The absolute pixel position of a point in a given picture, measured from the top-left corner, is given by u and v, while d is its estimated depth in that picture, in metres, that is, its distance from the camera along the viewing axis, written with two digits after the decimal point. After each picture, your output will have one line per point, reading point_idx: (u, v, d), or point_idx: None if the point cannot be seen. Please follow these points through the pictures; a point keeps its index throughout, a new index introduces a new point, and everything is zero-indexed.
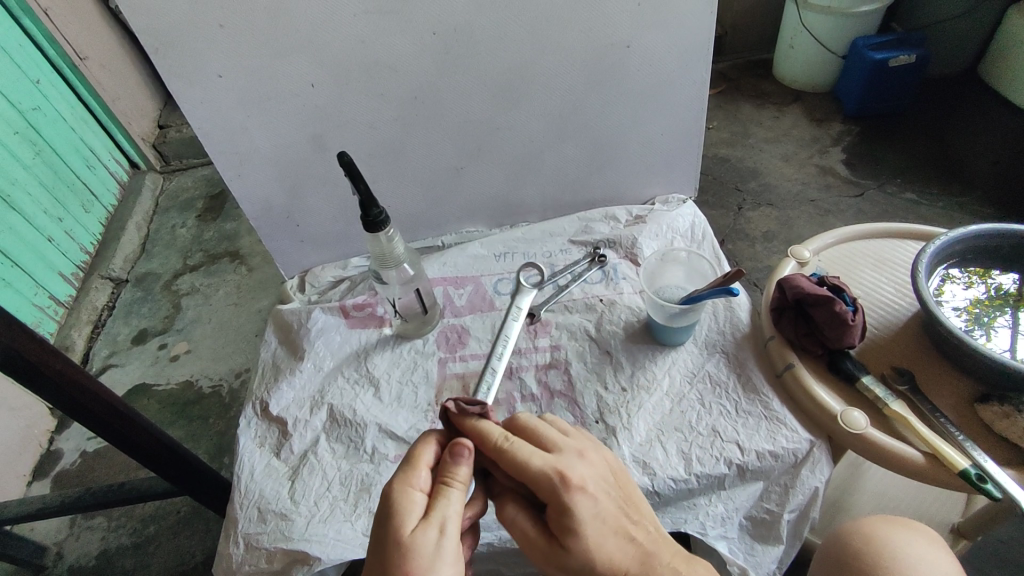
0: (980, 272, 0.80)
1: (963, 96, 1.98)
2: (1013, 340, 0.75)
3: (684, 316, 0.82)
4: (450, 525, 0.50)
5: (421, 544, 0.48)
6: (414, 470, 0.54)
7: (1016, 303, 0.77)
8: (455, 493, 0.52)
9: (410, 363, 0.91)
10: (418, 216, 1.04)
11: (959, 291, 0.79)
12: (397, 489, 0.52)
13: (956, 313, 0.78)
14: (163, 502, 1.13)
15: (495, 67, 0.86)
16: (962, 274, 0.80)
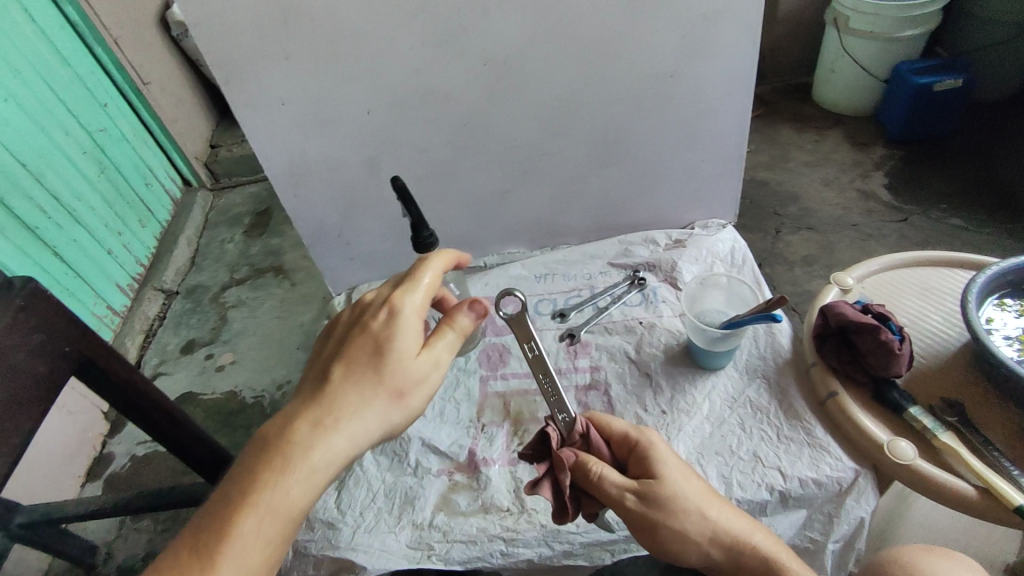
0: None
1: (1012, 121, 1.94)
2: None
3: (725, 340, 0.83)
4: (436, 353, 0.55)
5: (410, 361, 0.53)
6: (423, 294, 0.56)
7: None
8: (449, 335, 0.56)
9: (452, 380, 0.93)
10: (462, 237, 1.08)
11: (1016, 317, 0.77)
12: (409, 309, 0.55)
13: (1008, 342, 0.75)
14: None
15: (540, 96, 0.89)
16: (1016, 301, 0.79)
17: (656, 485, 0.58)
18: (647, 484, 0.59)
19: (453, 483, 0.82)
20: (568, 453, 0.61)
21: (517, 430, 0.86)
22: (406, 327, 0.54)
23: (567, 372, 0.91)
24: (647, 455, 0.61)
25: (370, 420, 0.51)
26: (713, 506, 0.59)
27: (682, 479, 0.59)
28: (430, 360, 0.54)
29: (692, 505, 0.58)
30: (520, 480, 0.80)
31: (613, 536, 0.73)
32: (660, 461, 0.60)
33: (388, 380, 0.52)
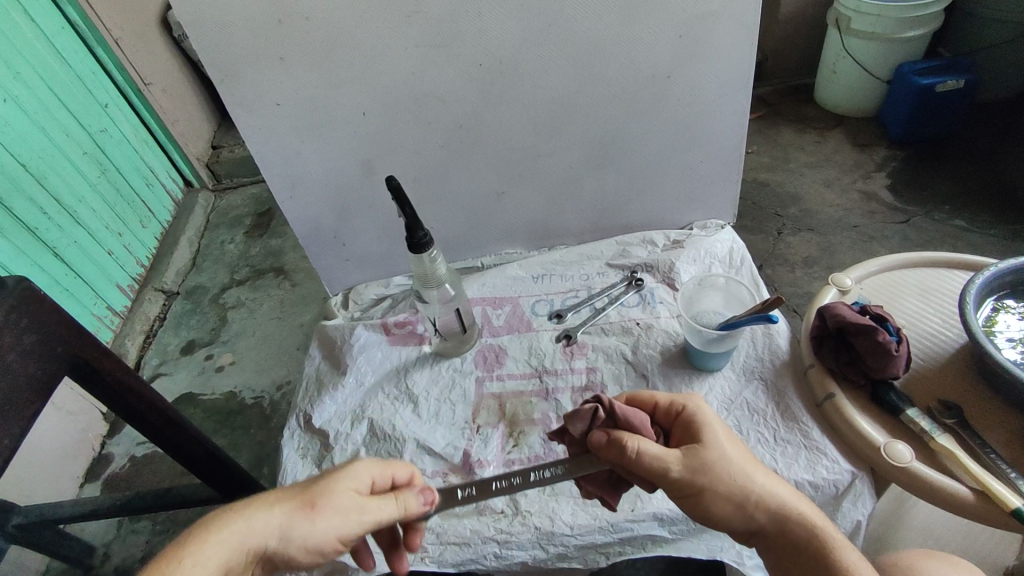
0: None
1: (1015, 122, 1.93)
2: None
3: (722, 341, 0.82)
4: (367, 511, 0.53)
5: (338, 493, 0.53)
6: (393, 472, 0.58)
7: None
8: (387, 506, 0.55)
9: (448, 381, 0.93)
10: (459, 237, 1.07)
11: (1014, 321, 0.76)
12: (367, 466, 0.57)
13: (1011, 344, 0.75)
14: (205, 508, 1.17)
15: (536, 97, 0.89)
16: (1013, 304, 0.78)
17: (700, 449, 0.57)
18: (692, 448, 0.57)
19: (447, 485, 0.81)
20: (596, 432, 0.58)
21: (513, 431, 0.86)
22: (351, 469, 0.56)
23: (563, 373, 0.91)
24: (693, 421, 0.60)
25: (274, 519, 0.51)
26: (759, 474, 0.57)
27: (727, 444, 0.58)
28: (361, 504, 0.53)
29: (736, 469, 0.56)
30: None
31: (608, 539, 0.73)
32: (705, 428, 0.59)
33: (311, 495, 0.53)
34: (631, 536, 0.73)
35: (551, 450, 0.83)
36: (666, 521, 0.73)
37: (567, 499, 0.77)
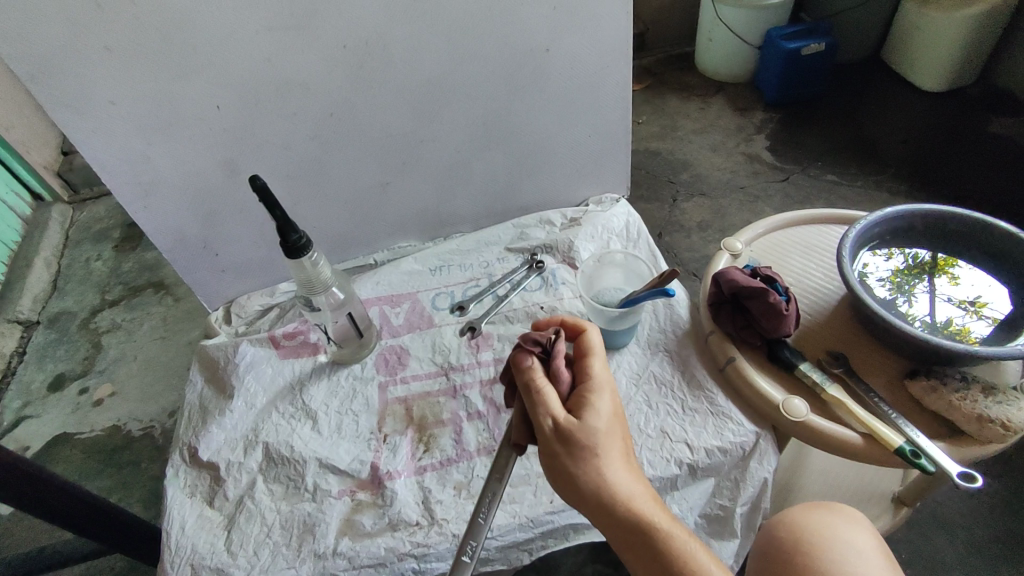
0: (900, 244, 0.84)
1: (870, 80, 2.10)
2: (933, 305, 0.79)
3: (624, 318, 0.81)
4: None
5: None
6: None
7: (933, 270, 0.82)
8: None
9: (349, 391, 0.86)
10: (346, 235, 0.99)
11: (881, 263, 0.83)
12: None
13: (880, 282, 0.81)
14: (94, 561, 1.04)
15: (411, 79, 0.83)
16: (880, 247, 0.84)
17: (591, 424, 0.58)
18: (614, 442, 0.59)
19: (356, 503, 0.75)
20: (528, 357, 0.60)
21: (422, 436, 0.81)
22: None
23: (470, 367, 0.87)
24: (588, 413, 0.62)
25: None
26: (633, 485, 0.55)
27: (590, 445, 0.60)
28: None
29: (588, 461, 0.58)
30: (428, 490, 0.75)
31: (529, 535, 0.71)
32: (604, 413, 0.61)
33: None
34: (552, 528, 0.71)
35: (463, 449, 0.79)
36: None
37: None
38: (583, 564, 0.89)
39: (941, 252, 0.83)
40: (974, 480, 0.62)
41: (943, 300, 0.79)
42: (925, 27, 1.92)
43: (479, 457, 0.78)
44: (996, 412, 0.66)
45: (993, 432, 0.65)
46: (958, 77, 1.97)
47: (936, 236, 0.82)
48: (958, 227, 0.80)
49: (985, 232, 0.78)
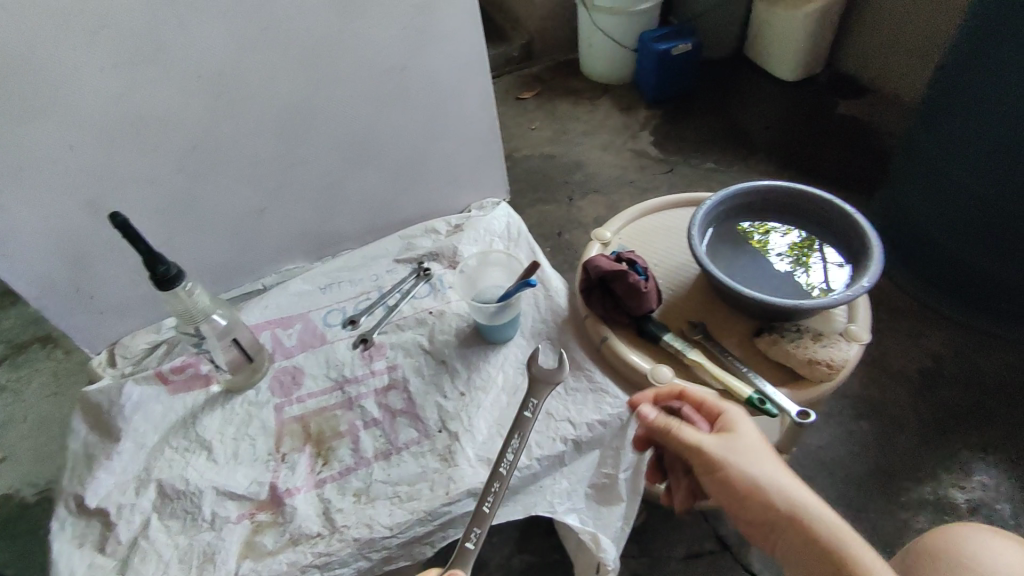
0: (794, 222, 0.92)
1: (736, 73, 2.29)
2: (828, 272, 0.85)
3: (504, 312, 0.85)
4: None
5: None
6: None
7: (826, 241, 0.89)
8: None
9: (244, 417, 0.86)
10: (230, 263, 0.99)
11: (779, 239, 0.90)
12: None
13: (779, 257, 0.88)
14: None
15: (273, 104, 0.85)
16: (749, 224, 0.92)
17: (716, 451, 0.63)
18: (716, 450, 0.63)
19: (257, 525, 0.76)
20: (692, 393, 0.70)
21: (321, 450, 0.82)
22: None
23: (364, 378, 0.89)
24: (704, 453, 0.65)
25: None
26: (778, 470, 0.62)
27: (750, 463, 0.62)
28: None
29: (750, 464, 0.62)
30: (328, 501, 0.77)
31: (428, 528, 0.74)
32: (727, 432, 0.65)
33: None
34: (450, 519, 0.74)
35: (361, 457, 0.81)
36: None
37: (383, 502, 0.76)
38: (511, 557, 0.98)
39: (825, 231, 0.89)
40: (808, 415, 0.72)
41: (837, 267, 0.86)
42: (774, 24, 2.13)
43: (377, 462, 0.80)
44: (821, 354, 0.76)
45: (821, 371, 0.76)
46: (808, 66, 2.18)
47: (798, 210, 0.91)
48: (811, 200, 0.89)
49: (832, 202, 0.88)
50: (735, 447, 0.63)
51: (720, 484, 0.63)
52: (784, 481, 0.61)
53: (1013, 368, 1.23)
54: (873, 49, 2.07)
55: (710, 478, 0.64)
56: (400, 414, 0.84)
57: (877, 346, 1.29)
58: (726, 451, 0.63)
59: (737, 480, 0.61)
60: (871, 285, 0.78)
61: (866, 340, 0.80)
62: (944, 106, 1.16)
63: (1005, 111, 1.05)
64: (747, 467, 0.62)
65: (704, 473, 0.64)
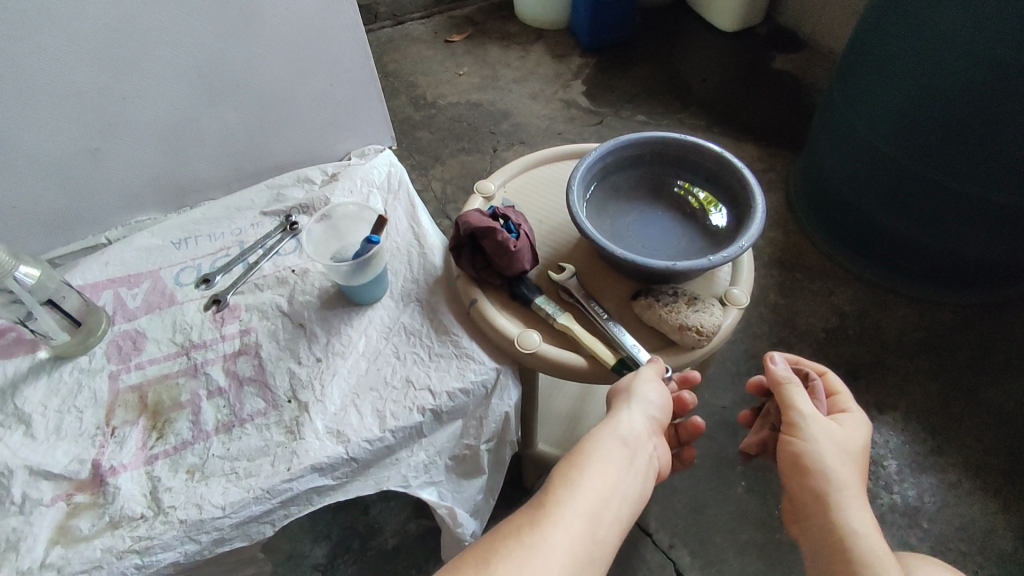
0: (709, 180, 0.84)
1: (675, 22, 2.20)
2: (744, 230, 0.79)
3: (362, 271, 0.78)
4: (650, 390, 0.64)
5: (641, 396, 0.63)
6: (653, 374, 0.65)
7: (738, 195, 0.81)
8: (654, 381, 0.65)
9: (72, 387, 0.77)
10: (64, 214, 0.87)
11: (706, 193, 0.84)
12: (639, 390, 0.64)
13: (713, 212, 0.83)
14: None
15: (86, 26, 0.72)
16: (639, 179, 0.87)
17: (813, 427, 0.61)
18: (796, 416, 0.62)
19: (72, 507, 0.68)
20: (779, 358, 0.66)
21: (157, 423, 0.75)
22: (638, 389, 0.64)
23: (213, 343, 0.81)
24: (780, 398, 0.64)
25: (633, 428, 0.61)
26: (858, 483, 0.59)
27: (819, 431, 0.61)
28: (642, 403, 0.63)
29: (829, 454, 0.60)
30: (157, 479, 0.70)
31: (266, 507, 0.67)
32: (793, 404, 0.63)
33: (633, 404, 0.63)
34: (291, 496, 0.68)
35: (200, 430, 0.73)
36: (327, 469, 0.69)
37: (218, 479, 0.69)
38: (406, 522, 0.98)
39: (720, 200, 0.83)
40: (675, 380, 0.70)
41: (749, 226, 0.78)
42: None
43: (217, 436, 0.73)
44: (693, 320, 0.72)
45: (691, 338, 0.71)
46: (747, 17, 2.11)
47: (691, 164, 0.85)
48: (703, 153, 0.83)
49: (723, 155, 0.82)
50: (845, 442, 0.61)
51: (789, 453, 0.62)
52: (856, 500, 0.58)
53: (911, 324, 1.23)
54: (813, 1, 2.00)
55: (786, 444, 0.62)
56: (248, 383, 0.77)
57: (788, 306, 1.27)
58: (830, 434, 0.61)
59: (808, 462, 0.60)
60: (748, 246, 0.72)
61: (744, 305, 0.76)
62: (860, 59, 1.10)
63: (914, 67, 0.99)
64: (834, 463, 0.59)
65: (783, 438, 0.63)
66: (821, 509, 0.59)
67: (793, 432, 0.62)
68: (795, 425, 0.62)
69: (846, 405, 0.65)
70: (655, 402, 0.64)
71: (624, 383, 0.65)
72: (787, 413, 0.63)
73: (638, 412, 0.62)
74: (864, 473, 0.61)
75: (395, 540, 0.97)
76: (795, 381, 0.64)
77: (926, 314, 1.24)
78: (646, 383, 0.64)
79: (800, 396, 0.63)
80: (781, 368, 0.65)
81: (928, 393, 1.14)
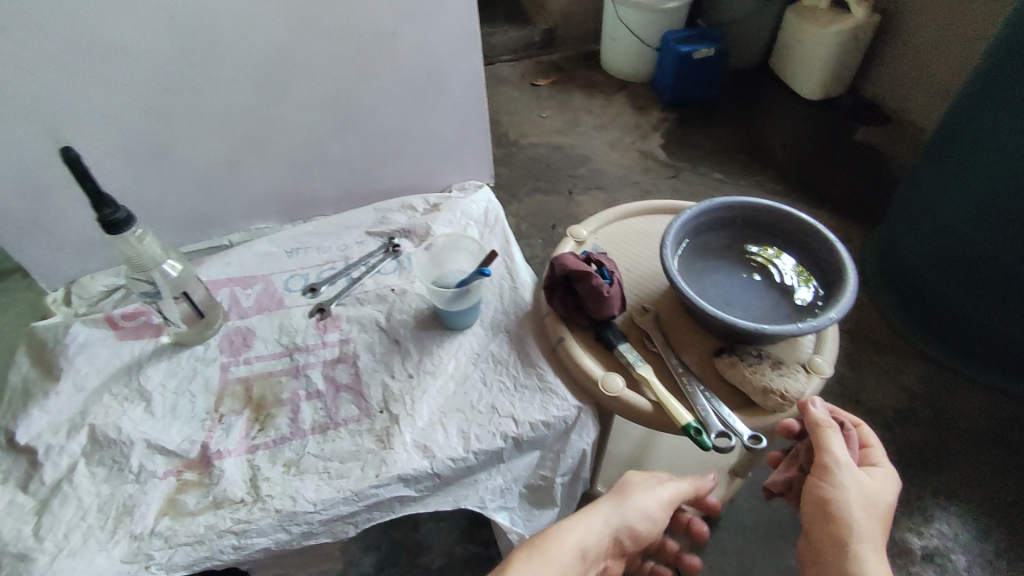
0: (796, 248, 0.87)
1: (757, 86, 2.24)
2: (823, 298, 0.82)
3: (462, 298, 0.83)
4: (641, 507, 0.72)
5: (637, 504, 0.72)
6: (656, 503, 0.74)
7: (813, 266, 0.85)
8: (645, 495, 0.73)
9: (188, 372, 0.85)
10: (198, 214, 0.96)
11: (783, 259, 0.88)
12: (637, 502, 0.72)
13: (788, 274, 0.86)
14: None
15: (249, 54, 0.79)
16: (727, 240, 0.90)
17: (846, 474, 0.64)
18: (831, 462, 0.65)
19: (181, 483, 0.75)
20: (821, 405, 0.68)
21: (259, 416, 0.81)
22: (634, 499, 0.72)
23: (315, 349, 0.87)
24: (818, 441, 0.66)
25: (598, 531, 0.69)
26: (880, 532, 0.62)
27: (849, 480, 0.64)
28: (623, 504, 0.72)
29: (855, 503, 0.63)
30: (257, 468, 0.75)
31: (353, 509, 0.72)
32: (831, 448, 0.65)
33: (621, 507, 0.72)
34: (377, 502, 0.72)
35: (297, 428, 0.79)
36: (412, 480, 0.74)
37: (311, 476, 0.74)
38: (457, 543, 1.01)
39: (804, 265, 0.86)
40: (759, 441, 0.70)
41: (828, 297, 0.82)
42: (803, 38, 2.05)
43: (313, 435, 0.78)
44: (778, 383, 0.73)
45: (774, 401, 0.73)
46: (831, 87, 2.13)
47: (781, 232, 0.88)
48: (795, 222, 0.87)
49: (814, 227, 0.84)
50: (872, 493, 0.64)
51: (819, 492, 0.65)
52: (874, 549, 0.61)
53: (986, 415, 1.19)
54: (903, 80, 2.00)
55: (817, 484, 0.65)
56: (344, 390, 0.82)
57: (855, 379, 1.25)
58: (862, 484, 0.64)
59: (836, 505, 0.63)
60: (838, 318, 0.74)
61: (827, 375, 0.77)
62: (953, 143, 1.11)
63: (1013, 158, 0.99)
64: (860, 511, 0.62)
65: (814, 479, 0.66)
66: (839, 551, 0.62)
67: (827, 475, 0.65)
68: (830, 470, 0.65)
69: (878, 457, 0.68)
70: (643, 517, 0.72)
71: (627, 489, 0.75)
72: (821, 456, 0.66)
73: (613, 514, 0.71)
74: (886, 525, 0.64)
75: (445, 560, 1.00)
76: (833, 428, 0.67)
77: (1003, 407, 1.20)
78: (646, 495, 0.73)
79: (837, 442, 0.66)
80: (822, 412, 0.68)
81: (1000, 489, 1.10)
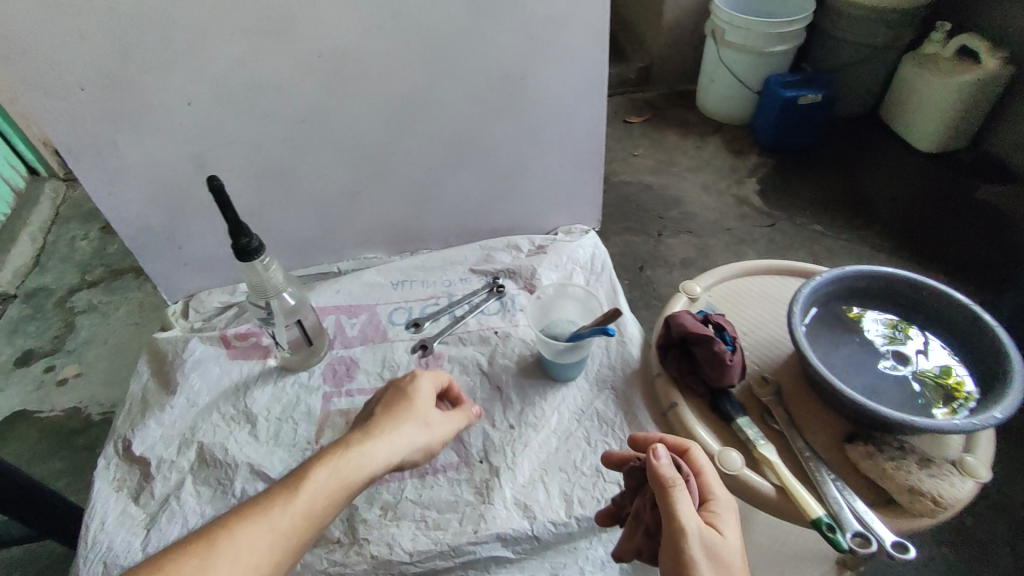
0: (944, 328, 0.79)
1: (864, 134, 2.11)
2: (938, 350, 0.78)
3: (572, 352, 0.80)
4: None
5: None
6: None
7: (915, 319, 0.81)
8: None
9: (292, 398, 0.86)
10: (313, 240, 0.99)
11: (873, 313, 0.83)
12: None
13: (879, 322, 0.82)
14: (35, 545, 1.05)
15: (386, 93, 0.83)
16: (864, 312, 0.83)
17: (698, 532, 0.50)
18: (680, 519, 0.51)
19: None
20: (662, 451, 0.54)
21: None
22: None
23: None
24: (665, 491, 0.53)
25: None
26: None
27: (709, 541, 0.50)
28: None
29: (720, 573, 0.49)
30: (354, 507, 0.74)
31: (449, 565, 0.69)
32: (679, 503, 0.52)
33: None
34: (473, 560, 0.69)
35: (395, 469, 0.77)
36: (510, 541, 0.70)
37: (408, 523, 0.72)
38: None
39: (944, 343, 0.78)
40: (906, 550, 0.61)
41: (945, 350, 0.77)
42: (933, 81, 1.87)
43: (411, 479, 0.76)
44: (928, 485, 0.66)
45: (922, 505, 0.65)
46: (949, 141, 1.96)
47: (930, 311, 0.80)
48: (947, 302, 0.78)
49: (975, 312, 0.75)
50: (719, 551, 0.50)
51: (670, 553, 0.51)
52: None
53: None
54: None
55: (669, 546, 0.51)
56: None
57: None
58: (714, 545, 0.50)
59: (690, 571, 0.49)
60: (1005, 419, 0.64)
61: (984, 478, 0.67)
62: None
63: None
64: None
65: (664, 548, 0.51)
66: None
67: (680, 536, 0.50)
68: (682, 528, 0.51)
69: (714, 503, 0.55)
70: None
71: None
72: (672, 514, 0.51)
73: None
74: None
75: None
76: (680, 479, 0.53)
77: None
78: None
79: (683, 498, 0.52)
80: (667, 460, 0.54)
81: None
